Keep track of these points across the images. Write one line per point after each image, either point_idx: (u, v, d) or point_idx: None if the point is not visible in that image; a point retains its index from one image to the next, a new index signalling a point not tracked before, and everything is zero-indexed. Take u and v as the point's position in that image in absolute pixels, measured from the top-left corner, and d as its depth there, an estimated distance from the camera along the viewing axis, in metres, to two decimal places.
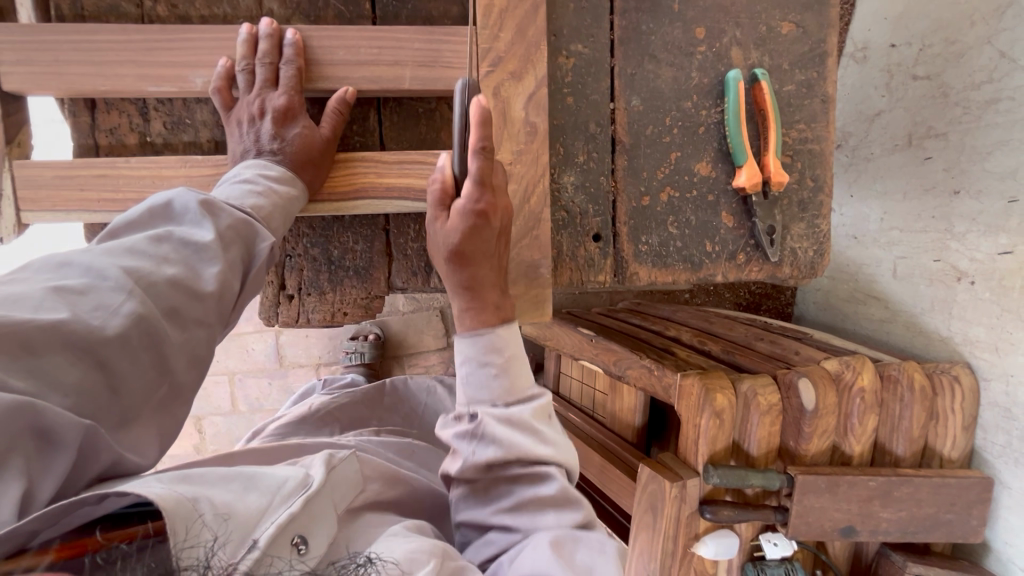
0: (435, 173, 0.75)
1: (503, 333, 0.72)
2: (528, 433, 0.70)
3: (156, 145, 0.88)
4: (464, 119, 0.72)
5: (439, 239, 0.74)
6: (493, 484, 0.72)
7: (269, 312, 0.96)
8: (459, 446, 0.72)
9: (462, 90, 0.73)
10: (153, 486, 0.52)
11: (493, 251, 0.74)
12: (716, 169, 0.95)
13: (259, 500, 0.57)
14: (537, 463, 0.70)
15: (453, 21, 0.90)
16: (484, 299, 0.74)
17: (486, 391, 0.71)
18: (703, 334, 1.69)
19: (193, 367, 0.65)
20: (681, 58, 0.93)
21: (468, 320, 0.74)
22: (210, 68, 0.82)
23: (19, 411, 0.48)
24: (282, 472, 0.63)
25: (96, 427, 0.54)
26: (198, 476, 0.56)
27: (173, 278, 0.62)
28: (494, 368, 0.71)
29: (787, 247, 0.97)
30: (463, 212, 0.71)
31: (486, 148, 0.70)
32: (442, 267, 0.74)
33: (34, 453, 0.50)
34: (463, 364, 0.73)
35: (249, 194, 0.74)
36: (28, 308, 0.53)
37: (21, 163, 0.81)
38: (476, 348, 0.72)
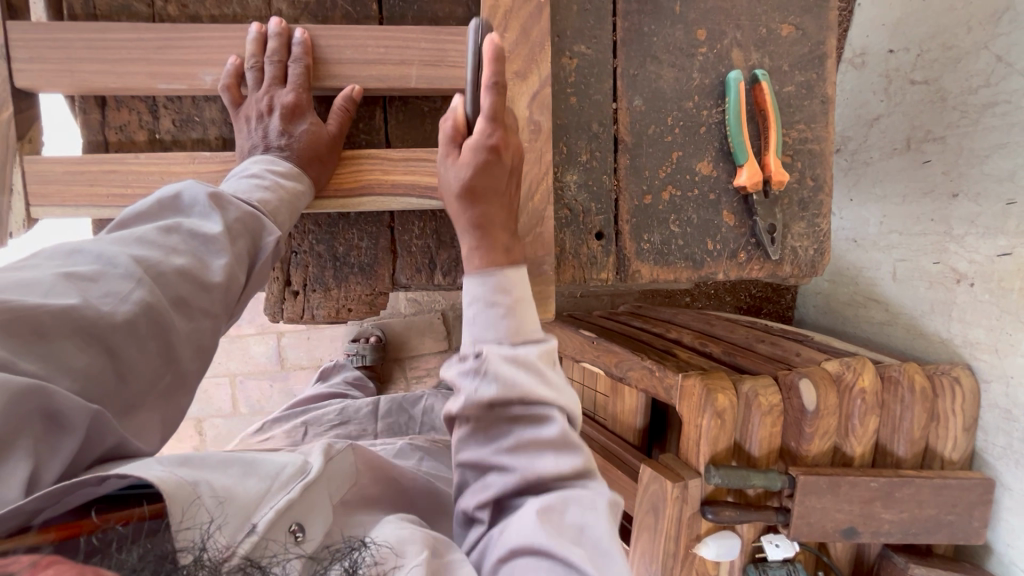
0: (448, 113, 0.79)
1: (511, 273, 0.73)
2: (532, 371, 0.68)
3: (165, 142, 0.89)
4: (477, 59, 0.78)
5: (450, 174, 0.76)
6: (494, 425, 0.69)
7: (274, 308, 0.97)
8: (461, 382, 0.69)
9: (473, 37, 0.79)
10: (154, 468, 0.52)
11: (505, 190, 0.77)
12: (718, 169, 0.96)
13: (258, 486, 0.58)
14: (540, 404, 0.68)
15: (458, 21, 0.92)
16: (494, 238, 0.75)
17: (492, 328, 0.70)
18: (704, 336, 1.70)
19: (198, 356, 0.65)
20: (682, 59, 0.95)
21: (478, 259, 0.75)
22: (219, 66, 0.84)
23: (29, 393, 0.48)
24: (281, 458, 0.64)
25: (103, 411, 0.54)
26: (199, 460, 0.56)
27: (181, 268, 0.63)
28: (502, 307, 0.71)
29: (788, 246, 0.97)
30: (475, 146, 0.74)
31: (499, 83, 0.75)
32: (453, 204, 0.76)
33: (43, 434, 0.50)
34: (473, 304, 0.72)
35: (256, 188, 0.75)
36: (39, 293, 0.53)
37: (32, 159, 0.82)
38: (485, 287, 0.72)
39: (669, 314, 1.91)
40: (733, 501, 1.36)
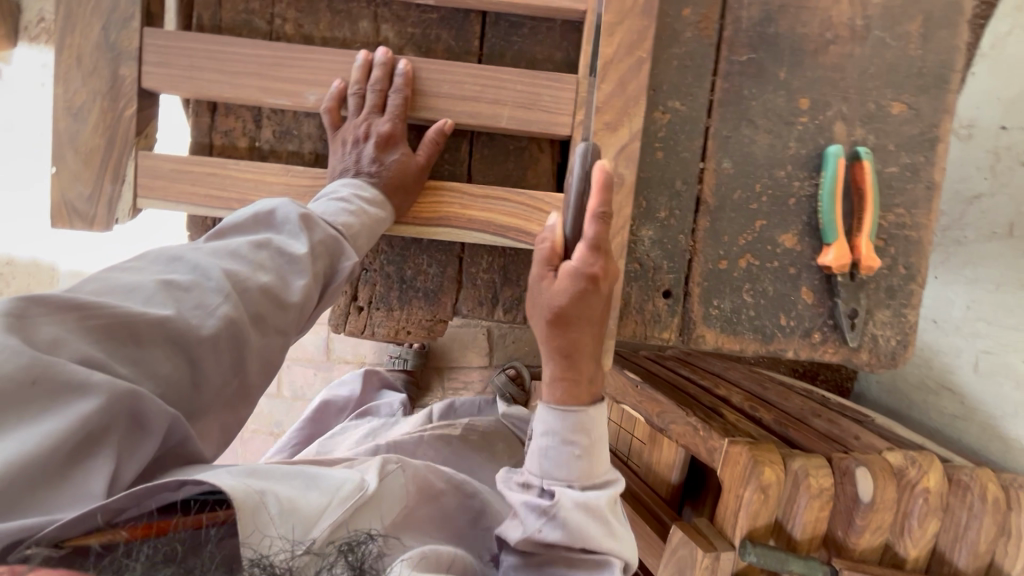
0: (547, 231, 0.78)
1: (593, 413, 0.77)
2: (600, 520, 0.75)
3: (263, 150, 0.94)
4: (582, 182, 0.76)
5: (542, 299, 0.76)
6: (550, 562, 0.74)
7: (338, 319, 0.99)
8: (524, 515, 0.75)
9: (581, 155, 0.76)
10: (223, 477, 0.55)
11: (598, 318, 0.77)
12: (802, 244, 0.92)
13: (319, 499, 0.59)
14: (601, 552, 0.74)
15: (555, 65, 0.92)
16: (577, 373, 0.77)
17: (563, 470, 0.76)
18: (755, 398, 1.63)
19: (263, 371, 0.67)
20: (780, 126, 0.91)
21: (557, 390, 0.78)
22: (324, 87, 0.87)
23: (123, 396, 0.52)
24: (343, 475, 0.66)
25: (181, 415, 0.57)
26: (264, 472, 0.60)
27: (264, 286, 0.65)
28: (579, 450, 0.76)
29: (867, 333, 0.92)
30: (573, 275, 0.74)
31: (605, 214, 0.74)
32: (541, 326, 0.77)
33: (125, 434, 0.54)
34: (543, 435, 0.77)
35: (341, 212, 0.78)
36: (138, 300, 0.57)
37: (146, 154, 0.88)
38: (564, 424, 0.76)
39: (719, 367, 1.84)
40: None
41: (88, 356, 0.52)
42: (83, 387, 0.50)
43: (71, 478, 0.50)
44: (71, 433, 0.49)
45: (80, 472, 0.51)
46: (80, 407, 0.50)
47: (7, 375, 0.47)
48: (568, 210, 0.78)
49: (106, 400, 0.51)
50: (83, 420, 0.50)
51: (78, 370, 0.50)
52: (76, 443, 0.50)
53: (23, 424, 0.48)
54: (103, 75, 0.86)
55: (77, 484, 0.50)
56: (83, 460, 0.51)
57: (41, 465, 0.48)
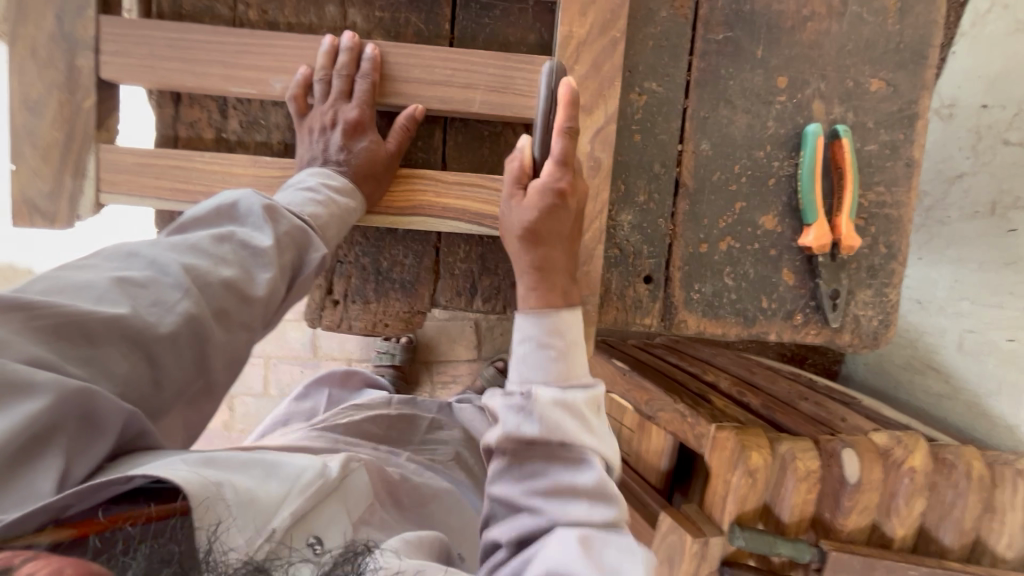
0: (515, 154, 0.79)
1: (568, 316, 0.75)
2: (577, 417, 0.71)
3: (230, 142, 0.91)
4: (548, 103, 0.75)
5: (513, 219, 0.77)
6: (530, 459, 0.72)
7: (313, 313, 0.97)
8: (504, 414, 0.71)
9: (548, 73, 0.75)
10: (176, 467, 0.54)
11: (567, 233, 0.78)
12: (783, 225, 0.91)
13: (280, 489, 0.59)
14: (579, 446, 0.70)
15: (528, 48, 0.90)
16: (552, 282, 0.77)
17: (541, 370, 0.73)
18: (742, 383, 1.63)
19: (229, 368, 0.65)
20: (758, 105, 0.90)
21: (533, 299, 0.76)
22: (290, 74, 0.85)
23: (75, 395, 0.50)
24: (303, 461, 0.65)
25: (138, 412, 0.56)
26: (222, 461, 0.59)
27: (227, 281, 0.63)
28: (555, 351, 0.73)
29: (849, 313, 0.91)
30: (544, 189, 0.75)
31: (573, 129, 0.74)
32: (513, 245, 0.77)
33: (76, 433, 0.52)
34: (522, 342, 0.74)
35: (309, 203, 0.76)
36: (91, 298, 0.55)
37: (107, 148, 0.85)
38: (539, 325, 0.74)
39: (707, 353, 1.84)
40: (755, 566, 1.28)
41: (35, 357, 0.50)
42: (30, 388, 0.49)
43: (18, 480, 0.48)
44: (18, 433, 0.48)
45: (27, 473, 0.49)
46: (27, 408, 0.48)
47: None
48: (535, 130, 0.78)
49: (55, 398, 0.49)
50: (31, 419, 0.48)
51: (22, 370, 0.48)
52: (23, 443, 0.48)
53: None
54: (59, 66, 0.83)
55: (25, 485, 0.48)
56: (32, 461, 0.49)
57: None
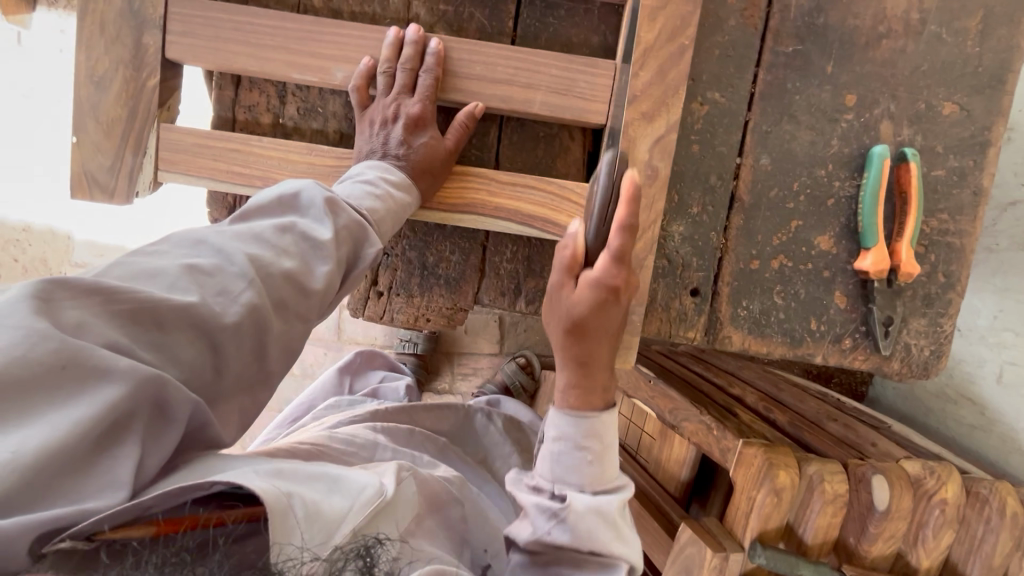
0: (567, 238, 0.75)
1: (606, 420, 0.76)
2: (608, 527, 0.73)
3: (287, 127, 0.91)
4: (608, 191, 0.76)
5: (562, 306, 0.75)
6: (555, 562, 0.73)
7: (357, 304, 0.98)
8: (535, 517, 0.74)
9: (608, 167, 0.78)
10: (250, 477, 0.55)
11: (613, 330, 0.75)
12: (839, 246, 0.89)
13: (342, 502, 0.58)
14: (608, 555, 0.72)
15: (591, 50, 0.89)
16: (592, 379, 0.75)
17: (575, 474, 0.74)
18: (769, 400, 1.61)
19: (285, 358, 0.65)
20: (824, 122, 0.88)
21: (572, 398, 0.76)
22: (352, 64, 0.84)
23: (148, 382, 0.51)
24: (362, 476, 0.64)
25: (202, 401, 0.57)
26: (290, 473, 0.59)
27: (288, 272, 0.64)
28: (591, 454, 0.74)
29: (901, 341, 0.89)
30: (594, 285, 0.72)
31: (632, 226, 0.70)
32: (558, 335, 0.76)
33: (149, 422, 0.53)
34: (557, 441, 0.75)
35: (367, 195, 0.76)
36: (163, 285, 0.56)
37: (168, 127, 0.86)
38: (578, 429, 0.74)
39: (733, 365, 1.82)
40: None
41: (112, 341, 0.51)
42: (105, 374, 0.49)
43: (97, 465, 0.50)
44: (100, 419, 0.49)
45: (106, 459, 0.50)
46: (107, 393, 0.49)
47: (37, 360, 0.46)
48: (591, 218, 0.77)
49: (132, 385, 0.50)
50: (111, 406, 0.49)
51: (101, 354, 0.49)
52: (103, 428, 0.49)
53: (58, 405, 0.48)
54: (126, 43, 0.84)
55: (107, 470, 0.50)
56: (109, 447, 0.50)
57: (69, 454, 0.47)
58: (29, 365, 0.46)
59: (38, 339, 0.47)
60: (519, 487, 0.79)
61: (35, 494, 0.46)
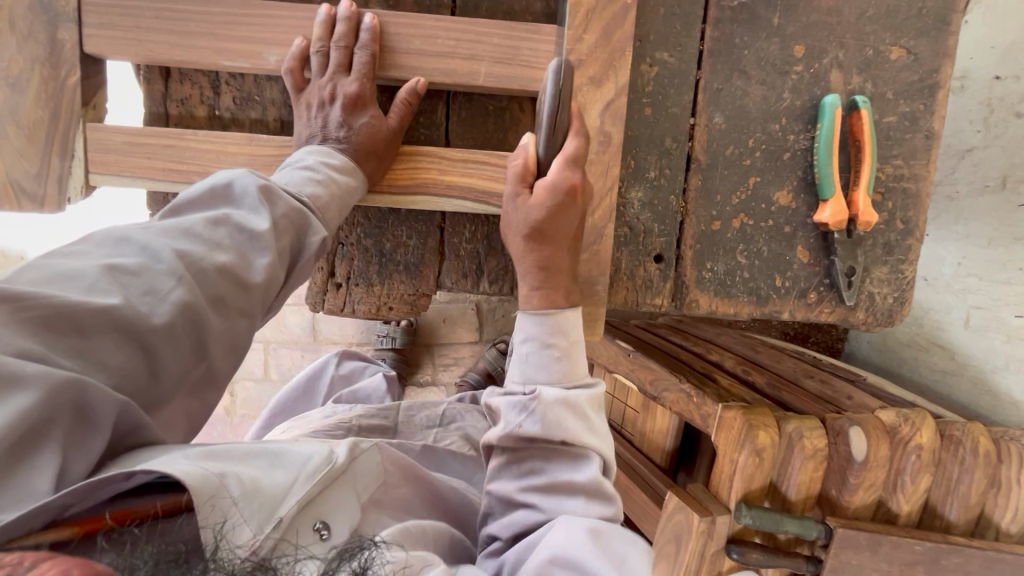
0: (519, 151, 0.76)
1: (569, 315, 0.76)
2: (578, 419, 0.76)
3: (224, 119, 0.87)
4: (555, 102, 0.72)
5: (519, 217, 0.75)
6: (528, 458, 0.78)
7: (316, 298, 0.95)
8: (506, 413, 0.77)
9: (555, 72, 0.71)
10: (177, 463, 0.53)
11: (573, 235, 0.76)
12: (798, 201, 0.89)
13: (286, 477, 0.60)
14: (579, 448, 0.76)
15: (534, 17, 0.86)
16: (555, 283, 0.76)
17: (547, 371, 0.76)
18: (747, 363, 1.62)
19: (228, 355, 0.65)
20: (774, 76, 0.87)
21: (535, 300, 0.77)
22: (284, 46, 0.80)
23: (65, 386, 0.49)
24: (308, 447, 0.65)
25: (132, 403, 0.55)
26: (223, 453, 0.59)
27: (222, 266, 0.62)
28: (558, 350, 0.76)
29: (865, 291, 0.89)
30: (553, 187, 0.73)
31: (583, 133, 0.76)
32: (518, 244, 0.76)
33: (70, 428, 0.51)
34: (525, 342, 0.77)
35: (308, 182, 0.73)
36: (82, 288, 0.54)
37: (95, 127, 0.82)
38: (542, 328, 0.76)
39: (711, 333, 1.84)
40: (761, 543, 1.29)
41: (25, 349, 0.49)
42: (18, 381, 0.47)
43: (13, 477, 0.47)
44: (11, 428, 0.46)
45: (21, 469, 0.47)
46: (18, 402, 0.47)
47: None
48: (541, 129, 0.75)
49: (46, 392, 0.48)
50: (24, 414, 0.47)
51: (9, 362, 0.47)
52: (18, 438, 0.47)
53: None
54: (39, 39, 0.79)
55: (22, 481, 0.47)
56: (27, 458, 0.48)
57: None
58: None
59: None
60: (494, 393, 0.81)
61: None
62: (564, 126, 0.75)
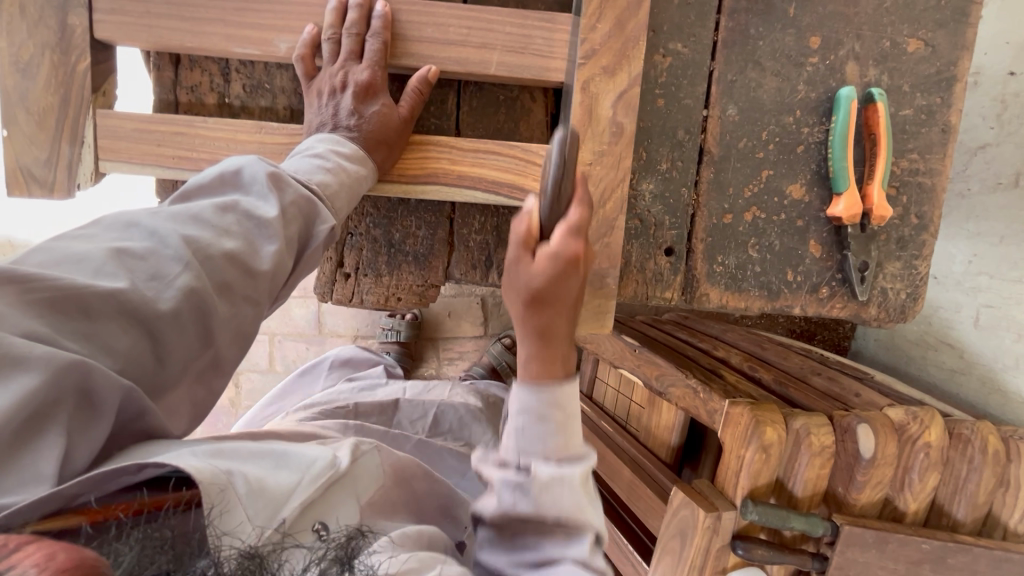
0: (522, 215, 0.69)
1: (565, 389, 0.68)
2: (572, 495, 0.67)
3: (234, 107, 0.86)
4: (560, 170, 0.65)
5: (518, 278, 0.68)
6: (520, 534, 0.69)
7: (324, 288, 0.94)
8: (500, 490, 0.68)
9: (558, 142, 0.67)
10: (187, 458, 0.54)
11: (574, 300, 0.69)
12: (811, 194, 0.88)
13: (290, 477, 0.59)
14: (576, 522, 0.68)
15: (547, 5, 0.85)
16: (553, 352, 0.69)
17: (540, 445, 0.67)
18: (754, 359, 1.62)
19: (235, 343, 0.64)
20: (789, 68, 0.86)
21: (532, 368, 0.69)
22: (295, 33, 0.80)
23: (70, 368, 0.49)
24: (314, 451, 0.65)
25: (135, 389, 0.54)
26: (230, 452, 0.59)
27: (230, 253, 0.61)
28: (552, 426, 0.67)
29: (877, 286, 0.88)
30: (552, 257, 0.65)
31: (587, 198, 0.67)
32: (516, 308, 0.69)
33: (76, 413, 0.51)
34: (519, 416, 0.67)
35: (318, 170, 0.72)
36: (88, 271, 0.53)
37: (105, 114, 0.81)
38: (536, 402, 0.67)
39: (718, 329, 1.83)
40: (766, 539, 1.29)
41: (31, 330, 0.48)
42: (21, 363, 0.47)
43: (20, 461, 0.47)
44: (18, 410, 0.46)
45: (27, 453, 0.47)
46: (21, 383, 0.46)
47: None
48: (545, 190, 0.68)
49: (50, 374, 0.47)
50: (30, 395, 0.46)
51: (17, 342, 0.46)
52: (22, 421, 0.47)
53: None
54: (50, 24, 0.78)
55: (29, 464, 0.47)
56: (32, 441, 0.48)
57: None
58: None
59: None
60: (482, 460, 0.71)
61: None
62: (568, 194, 0.67)
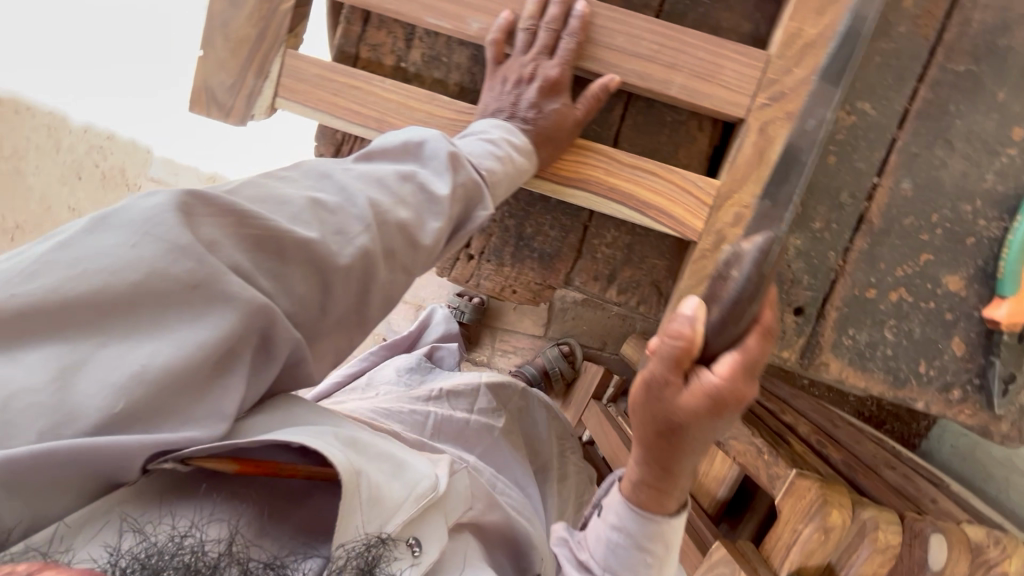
0: (682, 325, 0.60)
1: (669, 528, 0.79)
2: None
3: (407, 73, 0.88)
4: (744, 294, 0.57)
5: (661, 405, 0.66)
6: None
7: (444, 264, 0.94)
8: None
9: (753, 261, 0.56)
10: (333, 446, 0.59)
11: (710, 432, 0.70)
12: (969, 290, 0.83)
13: (400, 491, 0.63)
14: None
15: (740, 37, 0.83)
16: (670, 477, 0.74)
17: (627, 567, 0.80)
18: (823, 433, 1.53)
19: (383, 306, 0.67)
20: (980, 155, 0.81)
21: (641, 493, 0.78)
22: (490, 15, 0.81)
23: (259, 314, 0.56)
24: (421, 468, 0.69)
25: (302, 343, 0.61)
26: (362, 448, 0.64)
27: (402, 222, 0.65)
28: (648, 556, 0.79)
29: (1017, 403, 0.82)
30: (711, 400, 0.63)
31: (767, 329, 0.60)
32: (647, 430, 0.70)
33: (256, 354, 0.59)
34: (618, 537, 0.80)
35: (488, 155, 0.74)
36: (289, 216, 0.59)
37: (293, 54, 0.85)
38: (639, 533, 0.78)
39: (786, 393, 1.75)
40: None
41: (237, 264, 0.56)
42: (225, 300, 0.54)
43: (212, 391, 0.56)
44: (220, 343, 0.54)
45: (220, 384, 0.56)
46: (221, 319, 0.54)
47: (175, 276, 0.52)
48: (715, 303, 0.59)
49: (242, 316, 0.55)
50: (227, 332, 0.54)
51: (231, 281, 0.54)
52: (216, 357, 0.55)
53: (179, 326, 0.53)
54: None
55: (216, 398, 0.56)
56: (224, 372, 0.56)
57: (193, 370, 0.53)
58: (167, 279, 0.52)
59: (177, 256, 0.52)
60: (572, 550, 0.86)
61: (155, 413, 0.53)
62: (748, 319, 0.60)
